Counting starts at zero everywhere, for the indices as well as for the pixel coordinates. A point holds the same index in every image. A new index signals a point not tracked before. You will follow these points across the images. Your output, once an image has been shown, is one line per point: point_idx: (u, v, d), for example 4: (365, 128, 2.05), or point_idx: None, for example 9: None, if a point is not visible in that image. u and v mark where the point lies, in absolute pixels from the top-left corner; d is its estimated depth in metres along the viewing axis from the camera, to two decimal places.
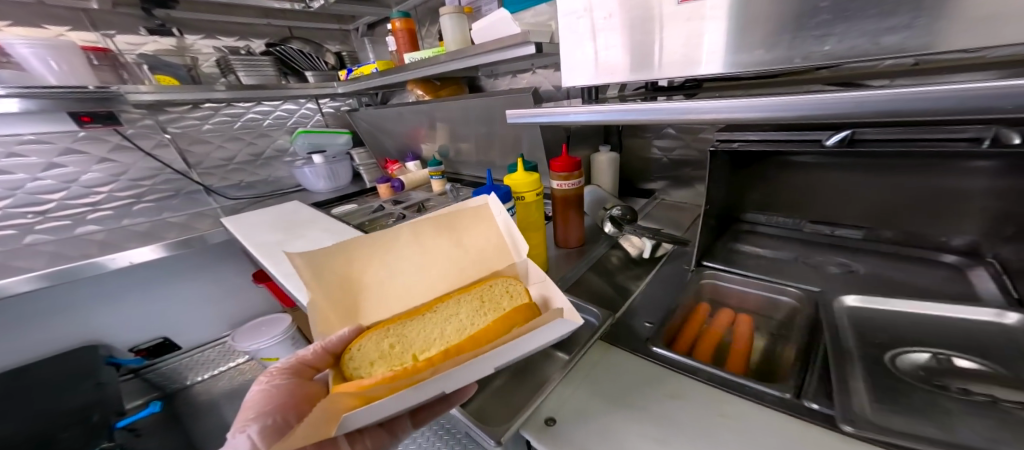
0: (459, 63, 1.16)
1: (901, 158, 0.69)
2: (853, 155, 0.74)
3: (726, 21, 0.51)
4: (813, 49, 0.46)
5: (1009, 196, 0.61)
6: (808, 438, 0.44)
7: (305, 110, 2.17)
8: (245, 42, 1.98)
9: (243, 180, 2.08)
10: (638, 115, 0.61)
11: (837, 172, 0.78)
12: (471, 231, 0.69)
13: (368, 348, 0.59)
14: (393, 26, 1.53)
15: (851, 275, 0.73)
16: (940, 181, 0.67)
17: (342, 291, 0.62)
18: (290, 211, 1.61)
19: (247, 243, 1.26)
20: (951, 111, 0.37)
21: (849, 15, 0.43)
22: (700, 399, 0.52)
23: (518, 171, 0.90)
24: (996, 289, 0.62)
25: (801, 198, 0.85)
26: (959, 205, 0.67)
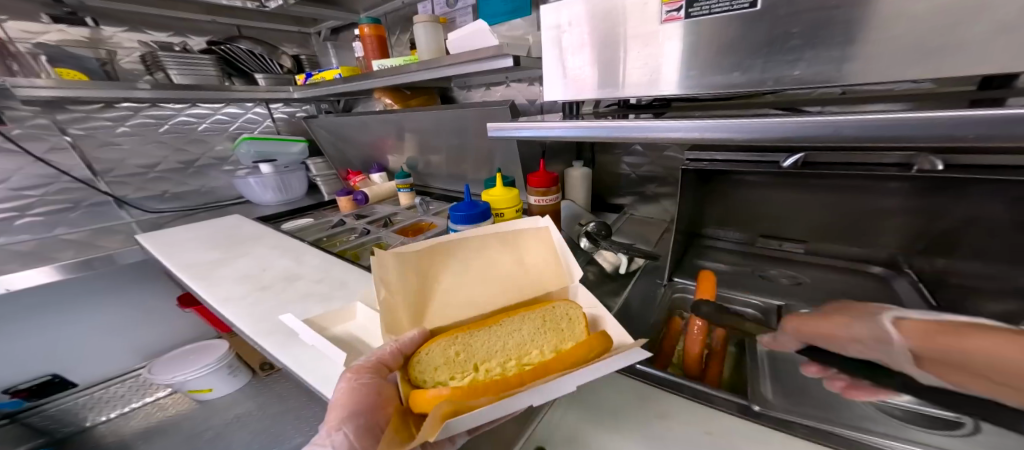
0: (432, 73, 1.13)
1: (840, 180, 0.76)
2: (805, 178, 0.79)
3: (681, 43, 0.55)
4: (785, 73, 0.50)
5: (921, 216, 0.71)
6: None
7: (252, 114, 1.98)
8: (181, 38, 1.78)
9: (167, 190, 1.82)
10: (610, 132, 0.62)
11: (788, 191, 0.83)
12: (534, 248, 0.67)
13: (435, 354, 0.55)
14: (361, 31, 1.47)
15: (800, 286, 0.80)
16: (868, 201, 0.75)
17: (415, 291, 0.60)
18: (229, 225, 1.44)
19: (171, 264, 1.10)
20: (917, 136, 0.40)
21: (817, 43, 0.46)
22: (686, 415, 0.52)
23: (496, 187, 0.96)
24: (916, 298, 0.69)
25: (753, 214, 0.91)
26: (880, 222, 0.76)
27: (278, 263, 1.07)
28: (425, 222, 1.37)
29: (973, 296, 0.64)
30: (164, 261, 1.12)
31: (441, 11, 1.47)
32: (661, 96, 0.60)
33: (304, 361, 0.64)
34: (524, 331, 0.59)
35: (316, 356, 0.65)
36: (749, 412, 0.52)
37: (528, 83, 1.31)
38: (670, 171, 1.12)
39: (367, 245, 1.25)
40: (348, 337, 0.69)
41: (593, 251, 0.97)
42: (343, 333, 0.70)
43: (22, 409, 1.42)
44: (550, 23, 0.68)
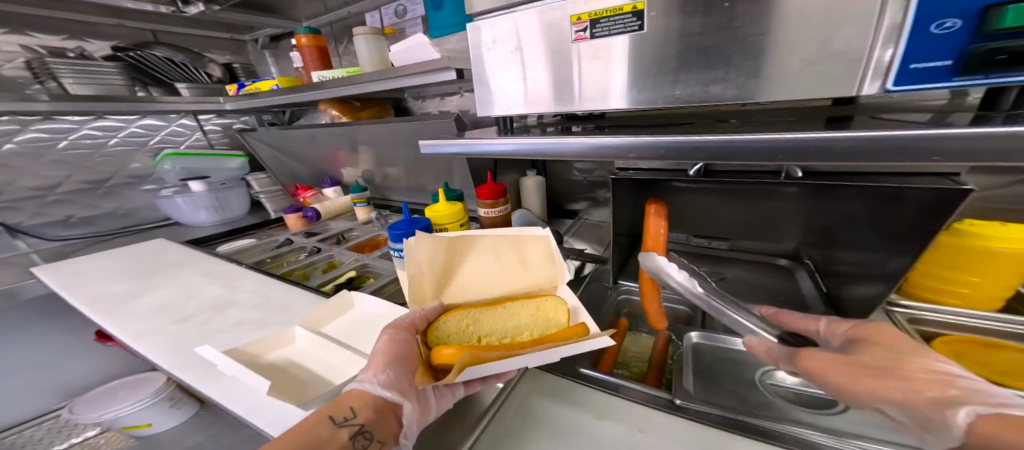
0: (386, 84, 1.11)
1: (747, 187, 0.84)
2: (723, 187, 0.87)
3: (626, 67, 0.61)
4: (669, 92, 0.59)
5: (807, 213, 0.82)
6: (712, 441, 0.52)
7: (177, 126, 1.79)
8: (77, 42, 1.57)
9: (74, 215, 1.59)
10: (543, 149, 0.71)
11: (711, 198, 0.91)
12: (534, 250, 0.72)
13: (451, 324, 0.65)
14: (299, 41, 1.41)
15: (723, 281, 0.92)
16: (765, 204, 0.86)
17: (442, 271, 0.71)
18: (153, 251, 1.29)
19: (75, 298, 0.96)
20: (780, 154, 0.50)
21: (692, 67, 0.56)
22: (623, 416, 0.58)
23: (440, 203, 0.98)
24: (812, 285, 0.85)
25: (682, 218, 0.99)
26: (780, 220, 0.87)
27: (207, 291, 0.98)
28: (382, 236, 1.33)
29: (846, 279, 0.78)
30: (64, 295, 0.98)
31: (390, 21, 1.47)
32: (611, 109, 0.66)
33: (230, 392, 0.61)
34: (520, 317, 0.67)
35: (243, 385, 0.63)
36: (675, 407, 0.58)
37: None
38: None
39: (317, 264, 1.19)
40: (284, 362, 0.68)
41: None
42: (279, 358, 0.70)
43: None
44: (472, 42, 0.74)
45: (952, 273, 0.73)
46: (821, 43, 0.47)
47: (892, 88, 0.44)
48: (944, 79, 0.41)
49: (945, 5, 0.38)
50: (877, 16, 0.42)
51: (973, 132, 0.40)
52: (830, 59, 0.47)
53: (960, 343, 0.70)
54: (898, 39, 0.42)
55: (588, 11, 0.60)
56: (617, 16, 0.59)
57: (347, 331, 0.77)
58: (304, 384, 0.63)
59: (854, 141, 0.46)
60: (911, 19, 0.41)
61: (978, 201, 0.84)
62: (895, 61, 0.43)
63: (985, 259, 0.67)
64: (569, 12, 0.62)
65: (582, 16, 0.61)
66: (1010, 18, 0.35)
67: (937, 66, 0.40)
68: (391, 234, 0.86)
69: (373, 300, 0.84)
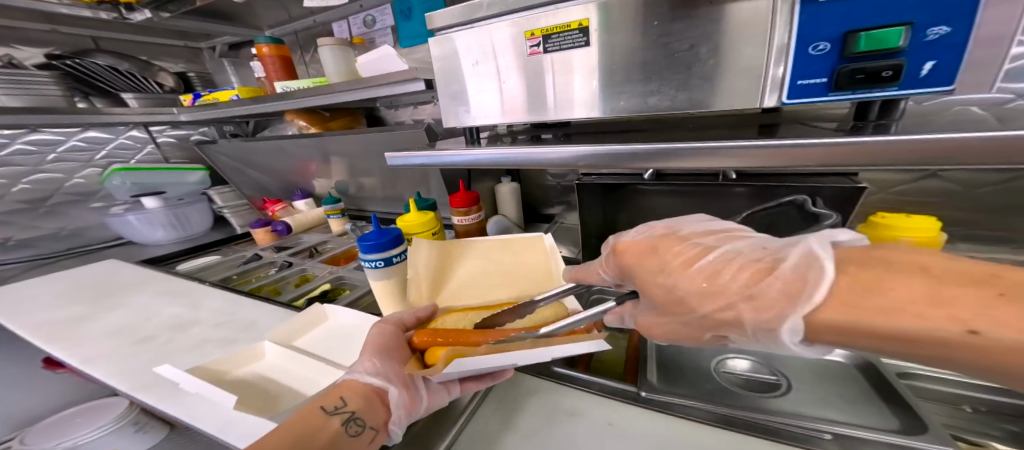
0: (356, 94, 1.11)
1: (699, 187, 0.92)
2: (680, 188, 0.94)
3: (594, 78, 0.67)
4: (614, 103, 0.68)
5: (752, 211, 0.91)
6: (676, 427, 0.58)
7: (126, 139, 1.67)
8: (6, 49, 1.45)
9: (11, 237, 1.46)
10: (512, 159, 0.75)
11: (670, 200, 0.98)
12: (532, 255, 0.75)
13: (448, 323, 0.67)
14: (260, 51, 1.37)
15: None
16: (717, 203, 0.93)
17: (436, 276, 0.76)
18: (101, 273, 1.20)
19: (15, 325, 0.88)
20: (721, 159, 0.59)
21: (635, 81, 0.65)
22: (595, 411, 0.62)
23: (412, 212, 0.99)
24: None
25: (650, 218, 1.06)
26: None
27: (168, 311, 0.93)
28: (358, 248, 1.32)
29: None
30: (2, 323, 0.90)
31: (358, 31, 1.46)
32: (576, 117, 0.72)
33: (196, 410, 0.60)
34: None
35: (210, 402, 0.61)
36: (639, 398, 0.63)
37: None
38: None
39: (289, 278, 1.16)
40: (252, 377, 0.67)
41: None
42: (248, 374, 0.68)
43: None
44: (436, 55, 0.78)
45: None
46: (742, 57, 0.56)
47: (786, 100, 0.56)
48: (824, 93, 0.53)
49: (819, 31, 0.50)
50: (769, 39, 0.54)
51: (839, 141, 0.51)
52: (742, 75, 0.57)
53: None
54: (786, 59, 0.53)
55: (541, 28, 0.66)
56: (566, 32, 0.65)
57: (320, 343, 0.76)
58: (275, 398, 0.62)
59: (775, 147, 0.55)
60: (794, 41, 0.52)
61: (893, 195, 0.97)
62: (785, 77, 0.54)
63: None
64: (524, 28, 0.68)
65: (536, 32, 0.67)
66: (864, 43, 0.48)
67: (818, 82, 0.52)
68: (359, 245, 0.80)
69: (349, 311, 0.83)
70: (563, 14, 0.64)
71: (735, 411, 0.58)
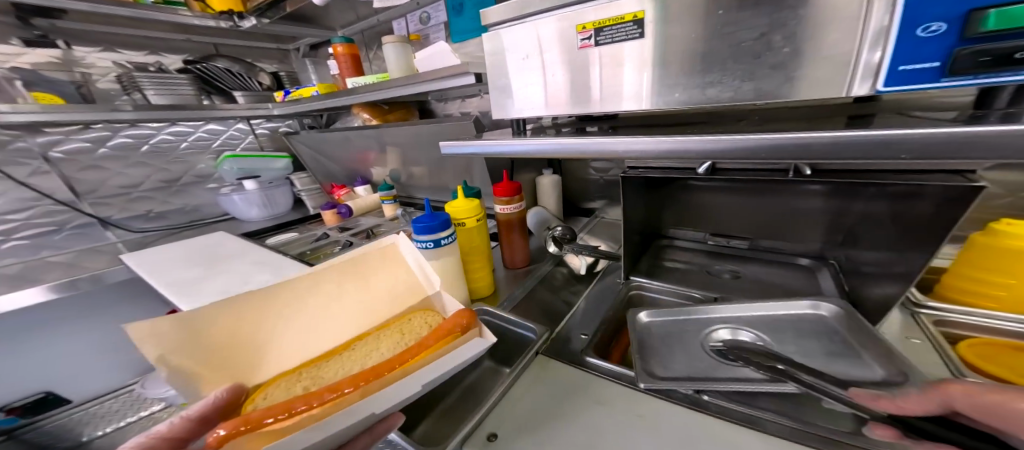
0: (411, 88, 1.18)
1: (760, 184, 0.82)
2: (747, 185, 0.84)
3: (653, 72, 0.62)
4: (668, 97, 0.62)
5: (835, 212, 0.77)
6: (706, 426, 0.55)
7: (234, 131, 2.00)
8: (156, 57, 1.80)
9: (152, 210, 1.82)
10: (571, 149, 0.71)
11: (731, 197, 0.88)
12: (382, 275, 0.75)
13: (277, 394, 0.62)
14: (335, 50, 1.51)
15: (739, 280, 0.88)
16: (789, 200, 0.81)
17: (225, 349, 0.62)
18: (212, 243, 1.46)
19: (156, 282, 1.12)
20: (779, 155, 0.51)
21: (690, 74, 0.59)
22: (623, 403, 0.60)
23: (459, 198, 0.89)
24: (833, 284, 0.78)
25: (700, 215, 0.96)
26: (801, 219, 0.83)
27: (254, 278, 1.11)
28: (407, 232, 1.42)
29: (867, 281, 0.73)
30: (149, 279, 1.15)
31: (416, 27, 1.54)
32: (624, 110, 0.67)
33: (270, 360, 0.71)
34: (380, 351, 0.69)
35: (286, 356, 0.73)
36: (675, 400, 0.59)
37: None
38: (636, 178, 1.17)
39: None
40: None
41: (560, 254, 1.03)
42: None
43: (19, 425, 1.32)
44: (488, 50, 0.79)
45: (991, 276, 0.68)
46: (812, 43, 0.49)
47: (882, 88, 0.46)
48: (933, 79, 0.42)
49: (931, 8, 0.39)
50: (864, 23, 0.45)
51: (985, 131, 0.39)
52: (823, 64, 0.49)
53: (986, 346, 0.64)
54: (885, 44, 0.44)
55: (593, 21, 0.63)
56: (619, 25, 0.61)
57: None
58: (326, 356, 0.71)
59: (852, 139, 0.46)
60: (897, 23, 0.42)
61: None
62: (883, 63, 0.44)
63: (1018, 258, 0.63)
64: (575, 22, 0.65)
65: (588, 25, 0.64)
66: (993, 22, 0.37)
67: (926, 68, 0.42)
68: (412, 225, 0.77)
69: None
70: (616, 7, 0.60)
71: (775, 417, 0.54)
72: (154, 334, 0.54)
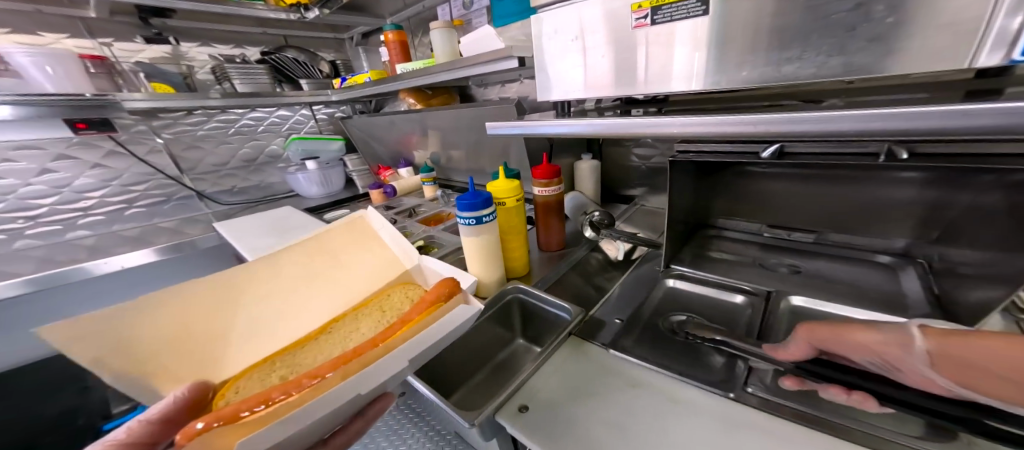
0: (456, 73, 1.19)
1: (839, 170, 0.67)
2: (819, 171, 0.70)
3: (705, 52, 0.55)
4: (733, 74, 0.54)
5: (932, 208, 0.62)
6: (756, 422, 0.48)
7: (299, 116, 2.19)
8: (240, 49, 2.02)
9: (236, 185, 2.09)
10: (609, 128, 0.63)
11: (800, 185, 0.74)
12: (354, 255, 0.78)
13: (254, 384, 0.61)
14: (386, 37, 1.57)
15: (800, 275, 0.72)
16: (874, 191, 0.66)
17: (184, 344, 0.59)
18: (281, 216, 1.64)
19: (240, 247, 1.30)
20: (869, 130, 0.40)
21: (756, 50, 0.51)
22: (659, 387, 0.56)
23: (500, 177, 0.84)
24: (918, 286, 0.63)
25: (759, 205, 0.83)
26: (887, 213, 0.67)
27: None
28: (444, 213, 1.47)
29: (960, 283, 0.58)
30: (235, 244, 1.33)
31: (458, 13, 1.56)
32: (674, 92, 0.61)
33: None
34: (360, 330, 0.70)
35: None
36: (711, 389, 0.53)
37: None
38: None
39: None
40: None
41: (597, 239, 0.99)
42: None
43: None
44: (534, 33, 0.75)
45: None
46: (921, 9, 0.39)
47: (1020, 59, 0.35)
48: None
49: None
50: None
51: None
52: (936, 31, 0.39)
53: None
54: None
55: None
56: (680, 1, 0.54)
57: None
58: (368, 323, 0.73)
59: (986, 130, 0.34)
60: None
61: None
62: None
63: None
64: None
65: (644, 3, 0.58)
66: None
67: None
68: (454, 202, 0.73)
69: None
70: None
71: (847, 421, 0.46)
72: (84, 336, 0.49)
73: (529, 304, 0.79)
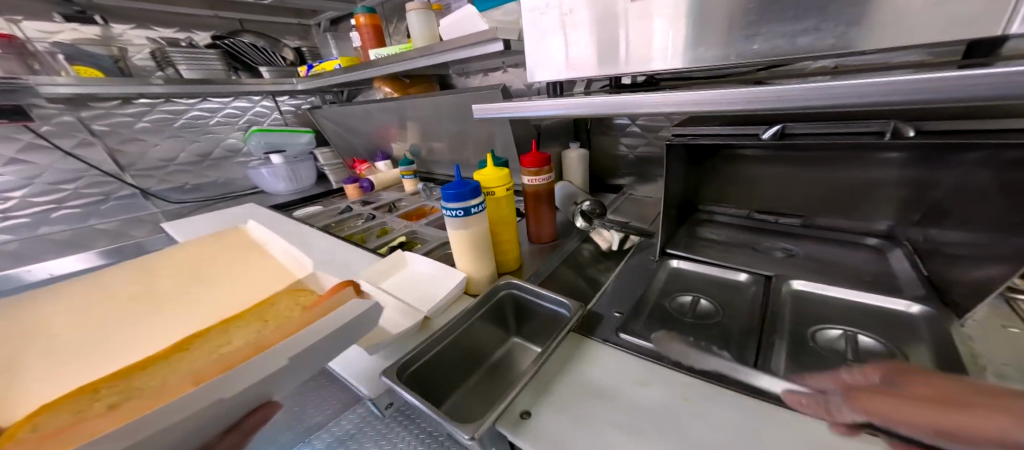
0: (433, 58, 1.13)
1: (821, 152, 0.70)
2: (810, 154, 0.72)
3: (683, 24, 0.54)
4: (744, 48, 0.50)
5: (913, 186, 0.64)
6: (787, 421, 0.43)
7: (260, 107, 2.02)
8: (186, 34, 1.82)
9: (188, 182, 1.90)
10: (593, 109, 0.61)
11: (787, 169, 0.76)
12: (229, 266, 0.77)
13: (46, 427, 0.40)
14: (358, 21, 1.46)
15: (795, 257, 0.71)
16: (854, 173, 0.69)
17: None
18: (244, 214, 1.50)
19: None
20: (885, 99, 0.37)
21: (768, 19, 0.47)
22: (670, 383, 0.51)
23: (487, 165, 0.78)
24: (908, 266, 0.62)
25: (748, 191, 0.84)
26: (869, 195, 0.69)
27: None
28: (427, 207, 1.41)
29: (944, 260, 0.59)
30: None
31: None
32: (654, 70, 0.60)
33: None
34: (234, 341, 0.55)
35: None
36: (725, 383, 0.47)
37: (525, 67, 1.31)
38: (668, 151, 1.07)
39: (372, 229, 1.27)
40: None
41: (588, 229, 0.97)
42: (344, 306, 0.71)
43: None
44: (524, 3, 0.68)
45: None
46: None
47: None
48: None
49: None
50: None
51: None
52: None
53: None
54: None
55: None
56: None
57: (400, 286, 0.77)
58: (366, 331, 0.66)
59: None
60: None
61: None
62: None
63: None
64: None
65: None
66: None
67: None
68: (441, 191, 0.67)
69: (424, 259, 0.81)
70: None
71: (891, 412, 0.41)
72: None
73: (525, 302, 0.74)
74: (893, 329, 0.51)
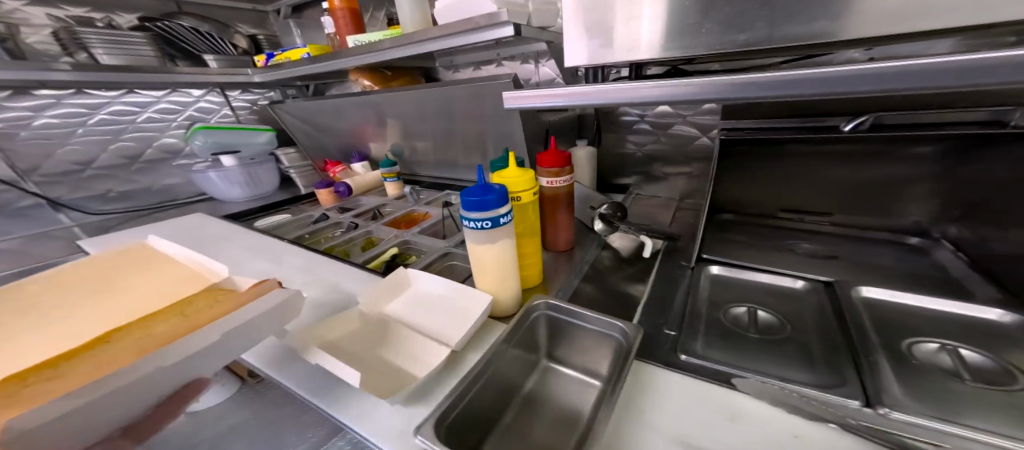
0: (431, 45, 0.96)
1: (866, 143, 0.67)
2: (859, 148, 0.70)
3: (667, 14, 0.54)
4: None
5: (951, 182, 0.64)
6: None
7: (204, 102, 1.70)
8: None
9: (111, 189, 1.54)
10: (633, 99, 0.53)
11: (825, 167, 0.73)
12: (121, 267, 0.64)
13: None
14: (331, 3, 1.27)
15: (834, 261, 0.67)
16: (891, 170, 0.68)
17: None
18: (194, 225, 1.24)
19: None
20: None
21: None
22: (762, 413, 0.41)
23: (509, 166, 0.69)
24: (960, 262, 0.63)
25: (776, 190, 0.81)
26: (902, 191, 0.69)
27: (255, 267, 0.89)
28: (417, 212, 1.30)
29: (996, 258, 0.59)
30: None
31: None
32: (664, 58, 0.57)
33: (304, 377, 0.54)
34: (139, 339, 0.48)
35: (310, 370, 0.56)
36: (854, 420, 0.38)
37: (521, 60, 1.24)
38: (680, 149, 1.03)
39: (355, 240, 1.12)
40: (351, 347, 0.57)
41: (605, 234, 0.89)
42: (347, 343, 0.58)
43: None
44: None
45: None
46: None
47: None
48: None
49: None
50: None
51: None
52: None
53: None
54: None
55: None
56: None
57: (413, 312, 0.65)
58: (376, 371, 0.52)
59: None
60: None
61: None
62: None
63: None
64: None
65: None
66: None
67: None
68: (460, 199, 0.53)
69: (432, 278, 0.69)
70: None
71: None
72: None
73: (564, 327, 0.60)
74: (977, 340, 0.48)
